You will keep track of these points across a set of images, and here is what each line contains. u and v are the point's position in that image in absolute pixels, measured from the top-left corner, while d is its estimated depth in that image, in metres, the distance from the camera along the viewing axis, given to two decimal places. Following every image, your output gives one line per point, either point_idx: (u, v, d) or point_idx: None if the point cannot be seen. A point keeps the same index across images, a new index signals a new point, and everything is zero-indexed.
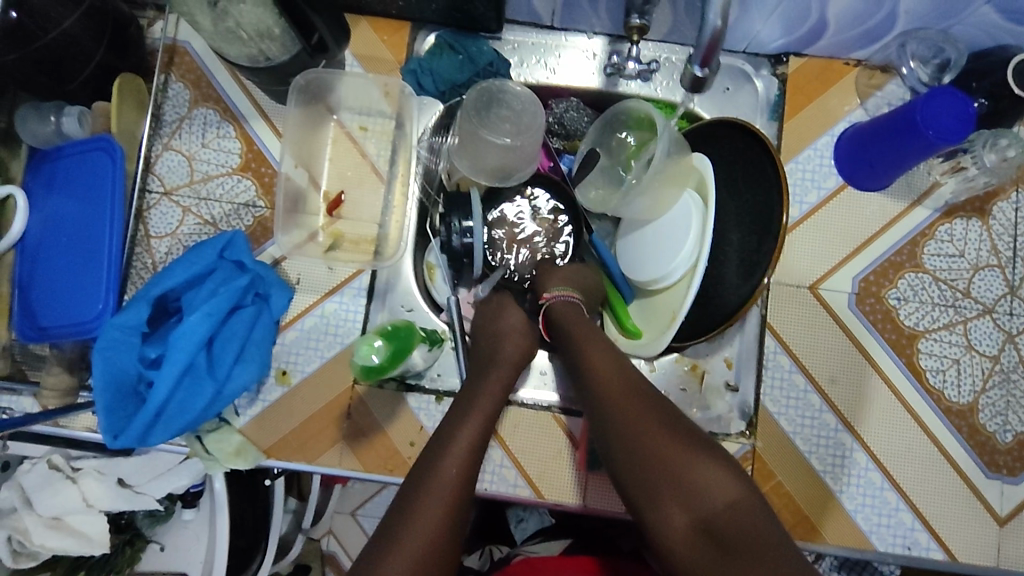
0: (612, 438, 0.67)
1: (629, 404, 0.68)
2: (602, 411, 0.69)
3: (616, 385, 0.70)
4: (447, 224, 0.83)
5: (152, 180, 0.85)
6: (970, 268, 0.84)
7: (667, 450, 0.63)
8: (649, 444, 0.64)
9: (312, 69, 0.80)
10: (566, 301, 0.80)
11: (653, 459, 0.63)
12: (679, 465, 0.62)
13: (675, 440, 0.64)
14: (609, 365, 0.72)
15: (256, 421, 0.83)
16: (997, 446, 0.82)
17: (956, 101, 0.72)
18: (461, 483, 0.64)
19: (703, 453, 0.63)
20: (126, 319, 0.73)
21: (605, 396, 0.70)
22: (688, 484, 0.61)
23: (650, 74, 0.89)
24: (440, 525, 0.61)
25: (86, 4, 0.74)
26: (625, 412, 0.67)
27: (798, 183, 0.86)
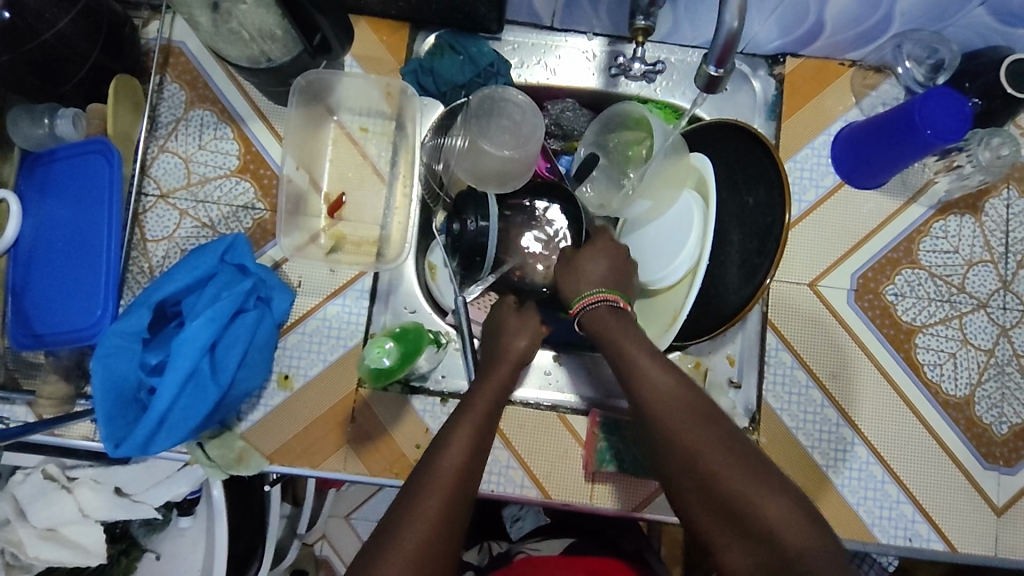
0: (664, 454, 0.61)
1: (683, 423, 0.61)
2: (651, 424, 0.62)
3: (666, 397, 0.62)
4: (460, 222, 0.82)
5: (148, 183, 0.84)
6: (964, 264, 0.86)
7: (729, 476, 0.58)
8: (709, 468, 0.58)
9: (313, 70, 0.79)
10: (608, 308, 0.69)
11: (714, 486, 0.58)
12: (744, 495, 0.57)
13: (736, 465, 0.58)
14: (659, 372, 0.64)
15: (258, 426, 0.81)
16: (993, 438, 0.84)
17: (953, 101, 0.73)
18: (460, 483, 0.62)
19: (767, 481, 0.57)
20: (127, 325, 0.72)
21: (654, 411, 0.62)
22: (754, 517, 0.56)
23: (654, 74, 0.90)
24: (437, 523, 0.59)
25: (80, 4, 0.73)
26: (680, 429, 0.61)
27: (797, 182, 0.87)
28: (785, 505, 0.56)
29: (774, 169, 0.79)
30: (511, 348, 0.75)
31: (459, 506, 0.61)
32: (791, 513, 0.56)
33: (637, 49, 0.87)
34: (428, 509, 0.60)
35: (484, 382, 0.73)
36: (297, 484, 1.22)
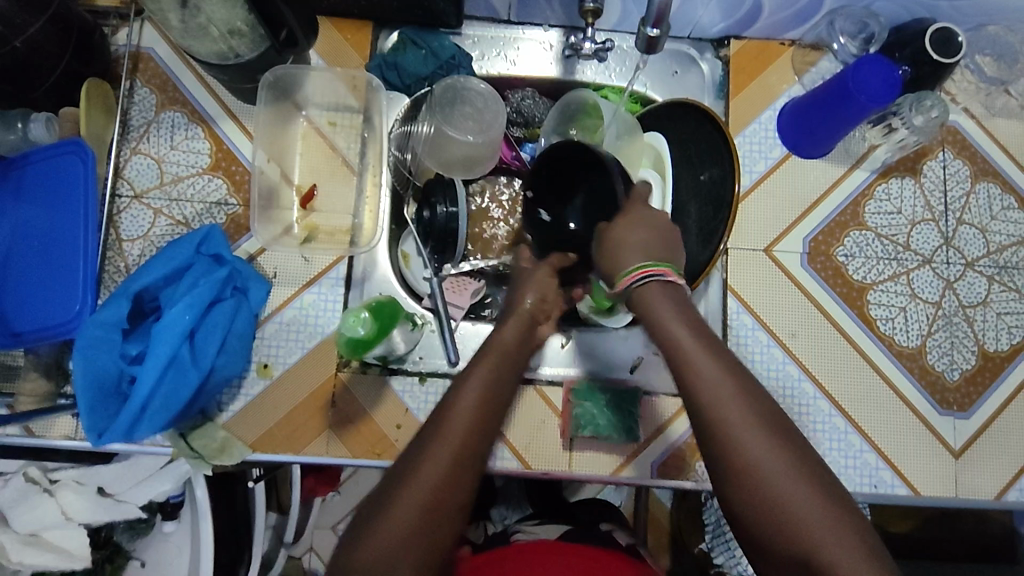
0: (717, 459, 0.56)
1: (747, 430, 0.55)
2: (708, 425, 0.56)
3: (726, 395, 0.56)
4: (432, 209, 0.86)
5: (122, 185, 0.86)
6: (908, 223, 0.91)
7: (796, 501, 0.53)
8: (772, 488, 0.53)
9: (280, 65, 0.82)
10: (654, 283, 0.62)
11: (775, 506, 0.53)
12: (806, 521, 0.53)
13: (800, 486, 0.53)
14: (721, 370, 0.58)
15: (240, 416, 0.83)
16: (946, 385, 0.89)
17: (883, 67, 0.78)
18: (459, 457, 0.59)
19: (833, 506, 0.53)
20: (106, 316, 0.73)
21: (715, 413, 0.56)
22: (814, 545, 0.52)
23: (607, 52, 0.90)
24: (428, 504, 0.57)
25: (52, 11, 0.74)
26: (742, 437, 0.55)
27: (747, 155, 0.92)
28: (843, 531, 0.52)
29: (725, 144, 0.82)
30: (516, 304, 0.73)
31: (458, 484, 0.58)
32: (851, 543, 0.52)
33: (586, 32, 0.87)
34: (419, 490, 0.57)
35: None
36: (281, 491, 1.22)
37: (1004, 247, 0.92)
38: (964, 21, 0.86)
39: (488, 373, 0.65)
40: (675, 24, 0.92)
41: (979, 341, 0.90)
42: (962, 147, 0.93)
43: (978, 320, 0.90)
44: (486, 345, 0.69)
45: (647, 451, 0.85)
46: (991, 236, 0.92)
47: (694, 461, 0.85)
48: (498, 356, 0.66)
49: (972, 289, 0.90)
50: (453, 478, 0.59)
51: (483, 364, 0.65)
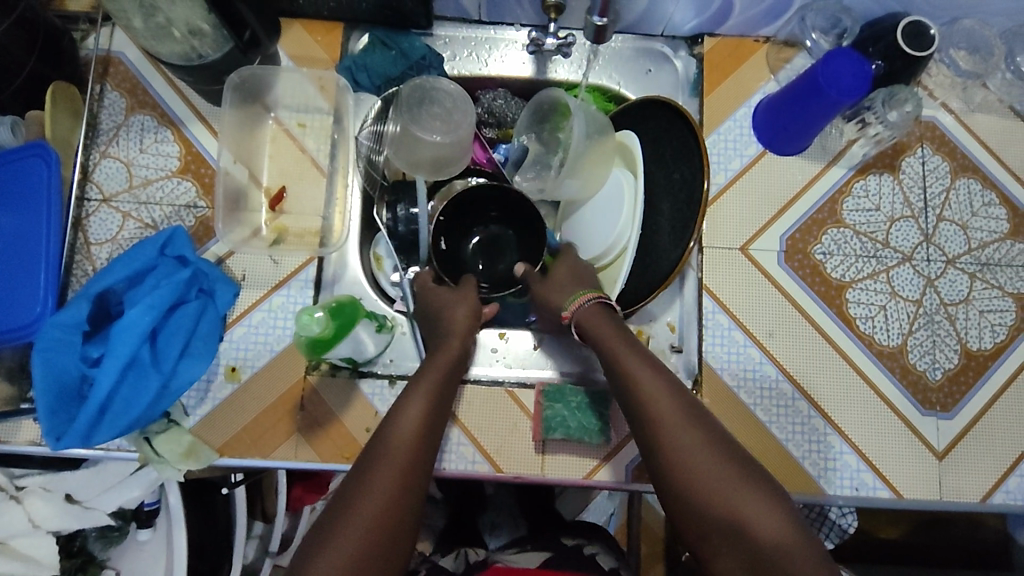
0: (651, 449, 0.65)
1: (674, 419, 0.65)
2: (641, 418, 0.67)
3: (652, 391, 0.67)
4: (394, 210, 0.88)
5: (90, 188, 0.85)
6: (887, 220, 0.90)
7: (717, 477, 0.61)
8: (696, 467, 0.62)
9: (247, 66, 0.82)
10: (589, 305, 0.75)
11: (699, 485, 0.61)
12: (736, 499, 0.60)
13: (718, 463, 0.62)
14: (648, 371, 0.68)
15: (207, 420, 0.82)
16: (929, 384, 0.87)
17: (853, 61, 0.77)
18: (397, 478, 0.63)
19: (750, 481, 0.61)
20: (66, 317, 0.72)
21: (645, 407, 0.66)
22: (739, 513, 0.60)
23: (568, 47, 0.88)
24: (392, 492, 0.62)
25: (17, 14, 0.75)
26: (667, 426, 0.65)
27: (721, 153, 0.91)
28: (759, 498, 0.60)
29: (695, 143, 0.81)
30: (453, 322, 0.77)
31: (401, 504, 0.62)
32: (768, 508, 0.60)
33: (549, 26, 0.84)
34: (364, 512, 0.60)
35: (434, 357, 0.73)
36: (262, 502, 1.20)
37: (986, 244, 0.90)
38: (937, 14, 0.85)
39: (422, 397, 0.69)
40: (647, 21, 0.91)
41: (961, 339, 0.88)
42: (941, 143, 0.92)
43: (960, 318, 0.88)
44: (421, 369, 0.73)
45: (622, 454, 0.83)
46: (971, 233, 0.90)
47: None
48: (432, 379, 0.71)
49: (954, 287, 0.89)
50: (406, 484, 0.63)
51: (418, 389, 0.69)
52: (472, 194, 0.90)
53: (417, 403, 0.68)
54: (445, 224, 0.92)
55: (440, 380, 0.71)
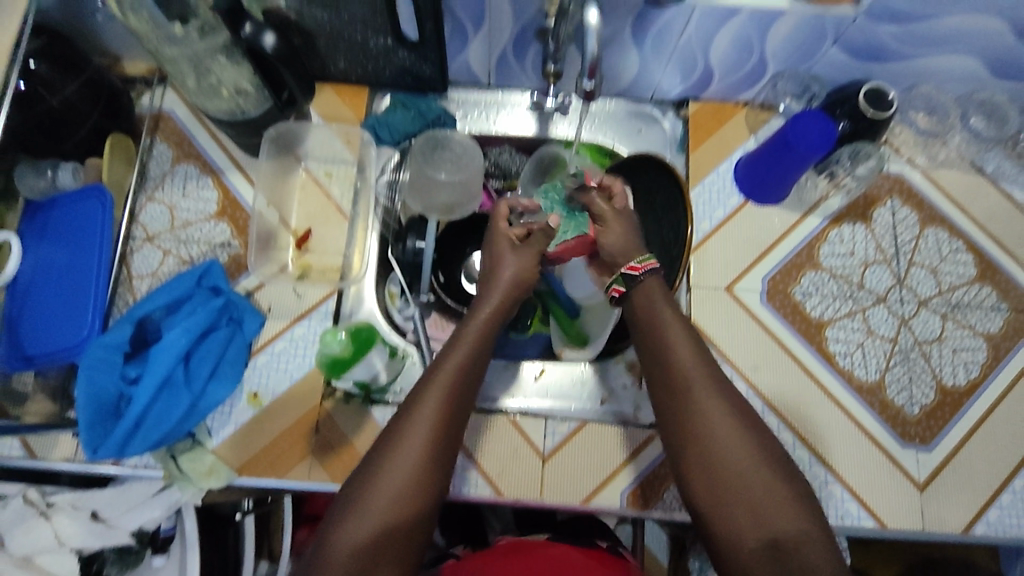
0: (689, 448, 0.70)
1: (705, 392, 0.71)
2: (683, 413, 0.71)
3: (701, 386, 0.72)
4: (403, 240, 1.00)
5: (136, 229, 0.95)
6: (861, 264, 0.97)
7: (758, 478, 0.67)
8: (740, 466, 0.68)
9: (282, 122, 0.94)
10: (650, 277, 0.78)
11: (740, 484, 0.67)
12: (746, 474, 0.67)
13: (757, 463, 0.68)
14: (699, 368, 0.73)
15: (229, 441, 0.88)
16: (907, 418, 0.92)
17: (820, 121, 0.87)
18: (427, 450, 0.69)
19: (784, 479, 0.67)
20: (110, 338, 0.80)
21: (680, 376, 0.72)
22: (775, 511, 0.65)
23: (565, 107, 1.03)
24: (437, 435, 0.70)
25: (85, 76, 0.88)
26: (717, 428, 0.69)
27: (706, 203, 1.00)
28: (792, 498, 0.67)
29: (680, 196, 0.91)
30: None
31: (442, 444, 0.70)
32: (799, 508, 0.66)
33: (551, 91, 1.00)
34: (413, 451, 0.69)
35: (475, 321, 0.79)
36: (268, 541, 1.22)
37: (955, 286, 0.97)
38: (897, 81, 0.96)
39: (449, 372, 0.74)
40: (638, 88, 1.02)
41: (936, 375, 0.93)
42: (908, 195, 1.00)
43: (934, 355, 0.94)
44: (451, 341, 0.78)
45: (617, 480, 0.88)
46: (941, 277, 0.97)
47: (663, 490, 0.88)
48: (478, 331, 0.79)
49: (927, 326, 0.95)
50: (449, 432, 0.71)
51: (447, 363, 0.74)
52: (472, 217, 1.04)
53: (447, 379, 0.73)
54: (441, 259, 1.03)
55: (467, 357, 0.75)
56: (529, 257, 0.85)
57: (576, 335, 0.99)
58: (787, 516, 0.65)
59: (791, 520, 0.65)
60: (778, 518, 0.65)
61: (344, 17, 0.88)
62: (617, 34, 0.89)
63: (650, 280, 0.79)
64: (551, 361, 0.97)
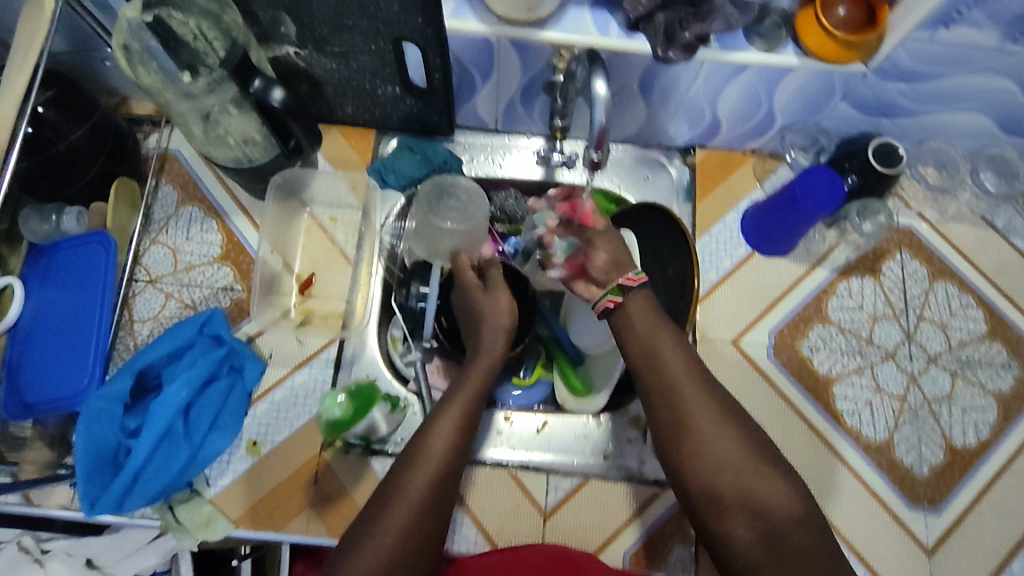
0: (679, 442, 0.71)
1: (700, 399, 0.71)
2: (670, 409, 0.72)
3: (690, 387, 0.72)
4: (408, 288, 0.97)
5: (139, 270, 0.94)
6: (869, 318, 0.96)
7: (747, 471, 0.69)
8: (730, 461, 0.69)
9: (288, 168, 0.94)
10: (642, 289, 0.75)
11: (729, 477, 0.69)
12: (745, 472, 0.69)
13: (747, 459, 0.69)
14: (683, 366, 0.73)
15: (226, 491, 0.86)
16: (916, 479, 0.90)
17: (829, 178, 0.87)
18: (413, 525, 0.69)
19: (775, 473, 0.69)
20: (112, 389, 0.80)
21: (673, 386, 0.72)
22: (765, 501, 0.68)
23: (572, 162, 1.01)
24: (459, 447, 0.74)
25: (93, 120, 0.88)
26: (703, 425, 0.70)
27: (712, 253, 0.99)
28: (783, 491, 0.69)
29: (686, 248, 0.90)
30: None
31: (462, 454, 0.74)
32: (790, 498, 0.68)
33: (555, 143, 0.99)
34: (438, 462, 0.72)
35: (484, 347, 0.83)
36: None
37: (965, 343, 0.96)
38: (908, 135, 0.95)
39: (440, 452, 0.73)
40: (645, 135, 1.02)
41: (945, 435, 0.92)
42: (917, 248, 0.99)
43: (943, 415, 0.92)
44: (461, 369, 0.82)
45: (619, 540, 0.87)
46: (952, 333, 0.96)
47: (668, 550, 0.86)
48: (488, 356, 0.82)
49: (936, 384, 0.94)
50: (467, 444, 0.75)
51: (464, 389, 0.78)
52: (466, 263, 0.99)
53: (433, 461, 0.72)
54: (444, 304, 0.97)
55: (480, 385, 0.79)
56: (502, 297, 0.86)
57: (578, 383, 0.98)
58: (778, 507, 0.68)
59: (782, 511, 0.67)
60: (770, 508, 0.67)
61: (354, 67, 0.87)
62: (624, 86, 0.89)
63: (644, 293, 0.76)
64: (554, 413, 0.95)
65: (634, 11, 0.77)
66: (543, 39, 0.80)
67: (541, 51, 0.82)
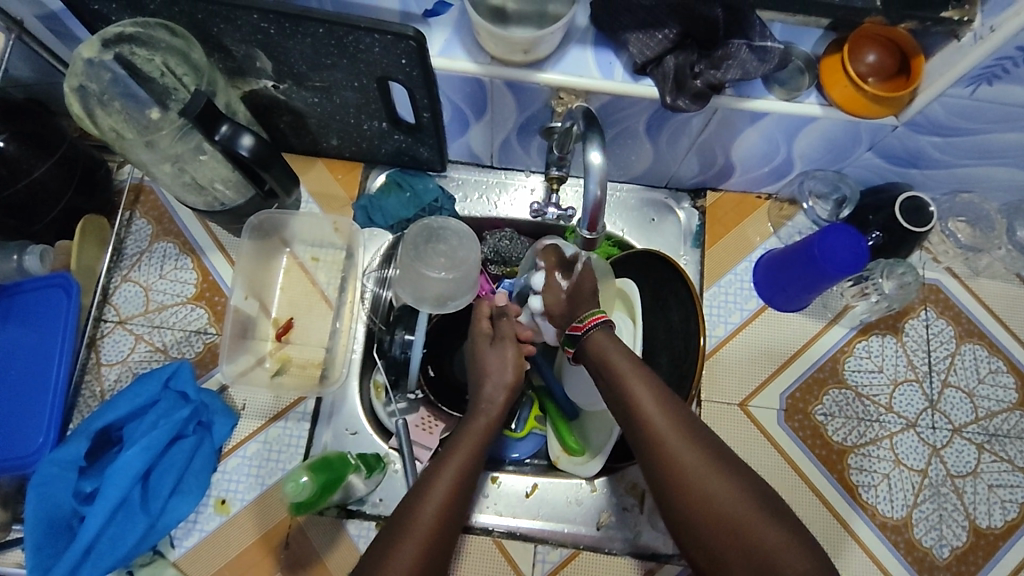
0: (674, 502, 0.62)
1: (698, 456, 0.63)
2: (656, 466, 0.64)
3: (676, 437, 0.64)
4: (392, 334, 0.92)
5: (108, 309, 0.89)
6: (890, 383, 0.89)
7: (749, 522, 0.59)
8: (723, 512, 0.59)
9: (267, 210, 0.86)
10: (597, 332, 0.72)
11: (728, 535, 0.59)
12: (757, 531, 0.58)
13: (758, 518, 0.59)
14: (667, 416, 0.65)
15: (191, 554, 0.81)
16: (935, 562, 0.83)
17: (851, 237, 0.79)
18: None
19: (783, 523, 0.59)
20: (65, 453, 0.75)
21: (661, 442, 0.64)
22: (774, 559, 0.57)
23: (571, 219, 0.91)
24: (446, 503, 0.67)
25: (59, 154, 0.82)
26: (691, 475, 0.62)
27: (721, 306, 0.92)
28: (796, 545, 0.58)
29: (691, 304, 0.83)
30: None
31: (451, 515, 0.66)
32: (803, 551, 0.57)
33: (552, 201, 0.87)
34: (422, 525, 0.64)
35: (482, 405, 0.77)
36: None
37: (994, 413, 0.88)
38: (938, 186, 0.87)
39: (429, 522, 0.65)
40: (651, 177, 0.95)
41: (969, 515, 0.85)
42: (945, 306, 0.92)
43: (968, 492, 0.85)
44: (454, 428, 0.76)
45: None
46: (978, 401, 0.89)
47: None
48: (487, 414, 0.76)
49: (961, 458, 0.86)
50: (456, 502, 0.67)
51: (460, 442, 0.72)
52: (463, 309, 0.96)
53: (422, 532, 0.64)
54: (433, 352, 0.97)
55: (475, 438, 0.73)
56: (508, 351, 0.81)
57: (574, 442, 0.90)
58: (790, 563, 0.56)
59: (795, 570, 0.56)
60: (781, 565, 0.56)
61: (337, 102, 0.81)
62: (628, 129, 0.82)
63: (599, 330, 0.73)
64: (545, 475, 0.88)
65: (641, 55, 0.71)
66: (541, 81, 0.73)
67: (539, 92, 0.76)
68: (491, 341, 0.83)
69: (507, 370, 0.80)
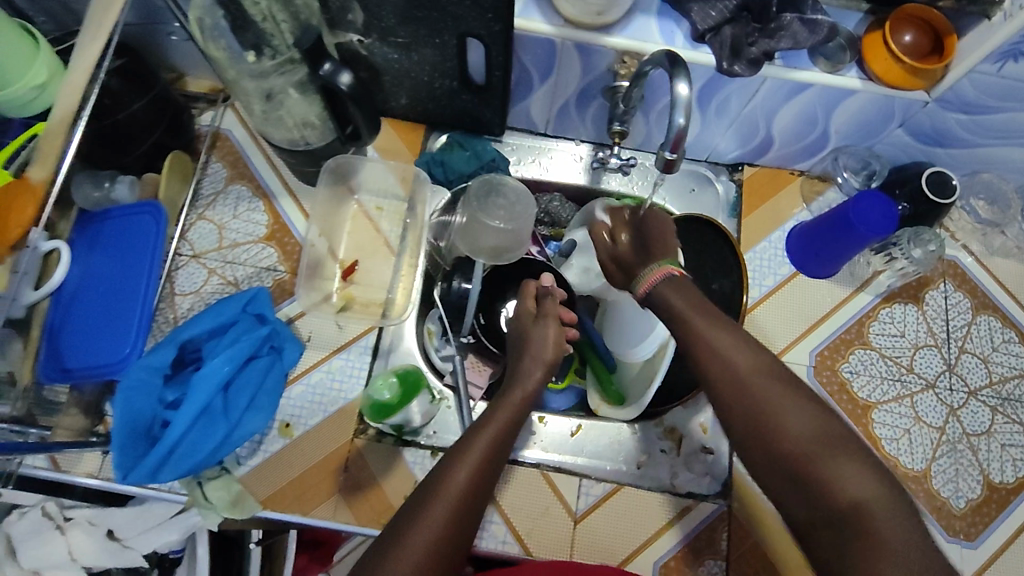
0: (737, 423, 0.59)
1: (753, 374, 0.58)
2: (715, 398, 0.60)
3: (732, 355, 0.60)
4: (449, 282, 0.96)
5: (183, 244, 0.95)
6: (911, 347, 0.96)
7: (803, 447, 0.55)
8: (776, 428, 0.56)
9: (342, 155, 0.94)
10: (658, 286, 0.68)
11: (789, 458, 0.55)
12: (808, 450, 0.55)
13: (809, 435, 0.55)
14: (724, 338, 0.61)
15: (256, 471, 0.85)
16: (952, 511, 0.89)
17: (882, 203, 0.86)
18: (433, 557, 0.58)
19: (846, 450, 0.55)
20: (153, 360, 0.80)
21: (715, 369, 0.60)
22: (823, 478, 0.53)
23: (629, 169, 1.03)
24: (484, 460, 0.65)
25: (153, 93, 0.88)
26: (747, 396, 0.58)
27: (757, 270, 0.99)
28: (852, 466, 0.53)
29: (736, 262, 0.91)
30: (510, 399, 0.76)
31: (484, 481, 0.64)
32: (875, 482, 0.53)
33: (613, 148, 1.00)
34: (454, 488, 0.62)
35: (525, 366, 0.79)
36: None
37: (1006, 378, 0.95)
38: (960, 166, 0.95)
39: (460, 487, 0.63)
40: (693, 149, 1.02)
41: (983, 470, 0.91)
42: (962, 280, 0.99)
43: (982, 449, 0.92)
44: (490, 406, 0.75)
45: (652, 550, 0.86)
46: (992, 367, 0.95)
47: (700, 562, 0.86)
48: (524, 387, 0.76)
49: (976, 418, 0.93)
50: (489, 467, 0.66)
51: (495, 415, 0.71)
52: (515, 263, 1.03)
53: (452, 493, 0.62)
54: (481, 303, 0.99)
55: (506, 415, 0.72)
56: (551, 328, 0.83)
57: (614, 392, 0.94)
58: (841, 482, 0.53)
59: (866, 505, 0.52)
60: (836, 492, 0.53)
61: (415, 58, 0.88)
62: None
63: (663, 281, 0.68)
64: (588, 418, 0.94)
65: (704, 22, 0.79)
66: (608, 44, 0.81)
67: (604, 56, 0.83)
68: (534, 320, 0.85)
69: (546, 348, 0.81)
